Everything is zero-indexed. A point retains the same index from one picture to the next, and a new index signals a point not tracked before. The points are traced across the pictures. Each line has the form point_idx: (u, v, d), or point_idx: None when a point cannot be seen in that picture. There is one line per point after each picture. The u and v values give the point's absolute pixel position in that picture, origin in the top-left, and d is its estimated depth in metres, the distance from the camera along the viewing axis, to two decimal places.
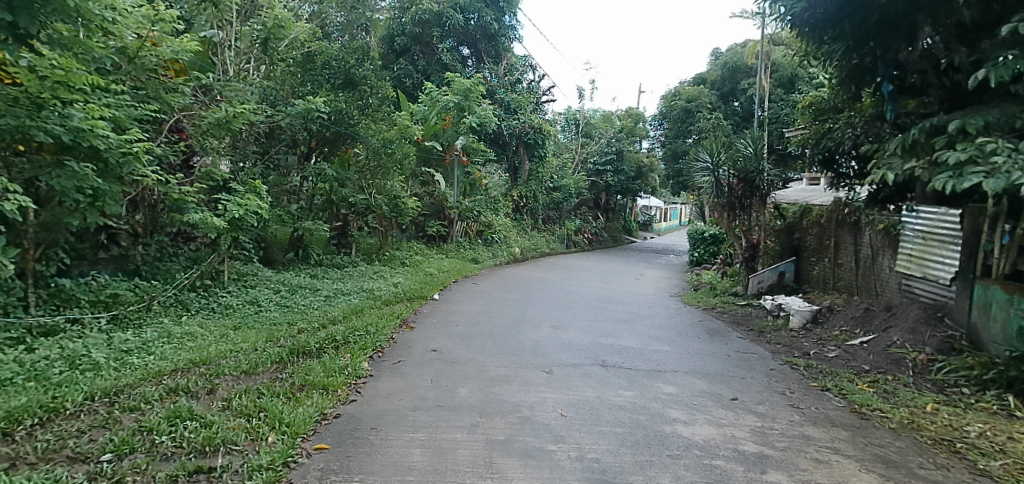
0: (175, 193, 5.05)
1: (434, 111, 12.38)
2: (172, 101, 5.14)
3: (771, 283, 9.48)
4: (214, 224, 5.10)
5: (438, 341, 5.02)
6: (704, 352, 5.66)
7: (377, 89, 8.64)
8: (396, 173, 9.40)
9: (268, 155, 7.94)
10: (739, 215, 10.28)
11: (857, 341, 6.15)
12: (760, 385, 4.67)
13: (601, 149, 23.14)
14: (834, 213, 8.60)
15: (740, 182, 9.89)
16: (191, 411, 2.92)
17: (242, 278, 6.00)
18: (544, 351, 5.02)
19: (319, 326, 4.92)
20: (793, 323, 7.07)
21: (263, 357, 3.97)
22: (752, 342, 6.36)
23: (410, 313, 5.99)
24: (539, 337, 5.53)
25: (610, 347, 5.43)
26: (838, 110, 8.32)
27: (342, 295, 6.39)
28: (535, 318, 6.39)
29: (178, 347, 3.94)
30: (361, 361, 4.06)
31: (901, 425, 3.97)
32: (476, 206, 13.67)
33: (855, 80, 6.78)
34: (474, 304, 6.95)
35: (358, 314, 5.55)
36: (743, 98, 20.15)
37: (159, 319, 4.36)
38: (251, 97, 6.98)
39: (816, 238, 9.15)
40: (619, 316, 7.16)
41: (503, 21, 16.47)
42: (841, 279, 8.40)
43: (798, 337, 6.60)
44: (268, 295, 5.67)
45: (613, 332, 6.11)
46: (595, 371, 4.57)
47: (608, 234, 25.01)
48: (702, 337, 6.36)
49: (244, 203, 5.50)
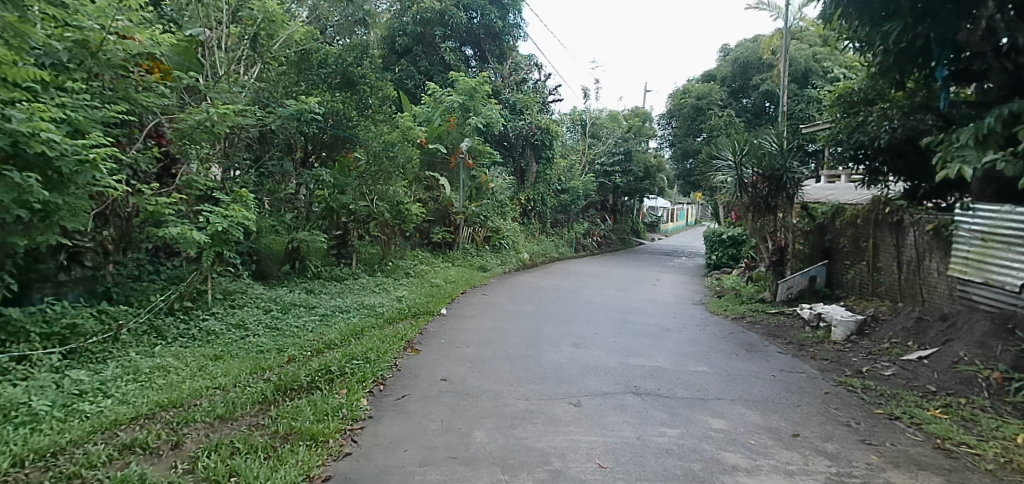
0: (148, 205, 4.46)
1: (437, 112, 11.81)
2: (148, 102, 4.60)
3: (801, 289, 8.86)
4: (193, 238, 4.51)
5: (449, 367, 4.42)
6: (746, 373, 5.04)
7: (377, 88, 8.08)
8: (398, 178, 8.86)
9: (262, 162, 7.38)
10: (764, 216, 9.54)
11: (915, 356, 5.51)
12: (820, 416, 4.04)
13: (609, 150, 22.50)
14: (872, 212, 7.96)
15: (764, 180, 9.18)
16: (144, 479, 2.32)
17: (229, 297, 5.44)
18: (568, 377, 4.41)
19: (312, 353, 4.35)
20: (836, 335, 6.43)
21: (243, 396, 3.39)
22: (795, 358, 5.74)
23: (415, 333, 5.40)
24: (559, 358, 4.93)
25: (642, 369, 4.82)
26: (871, 101, 7.57)
27: (341, 313, 5.81)
28: (552, 335, 5.78)
29: (144, 386, 3.37)
30: (358, 398, 3.47)
31: (1000, 466, 3.32)
32: (483, 211, 13.09)
33: (900, 66, 6.16)
34: (485, 320, 6.34)
35: (358, 337, 4.97)
36: (755, 94, 19.51)
37: (126, 353, 3.78)
38: (240, 98, 6.43)
39: (851, 239, 8.62)
40: (644, 329, 6.54)
41: (507, 19, 15.92)
42: (881, 285, 7.76)
43: (844, 351, 5.96)
44: (258, 317, 5.12)
45: (640, 350, 5.50)
46: (631, 402, 3.97)
47: (616, 237, 24.37)
48: (740, 354, 5.74)
49: (230, 214, 4.92)
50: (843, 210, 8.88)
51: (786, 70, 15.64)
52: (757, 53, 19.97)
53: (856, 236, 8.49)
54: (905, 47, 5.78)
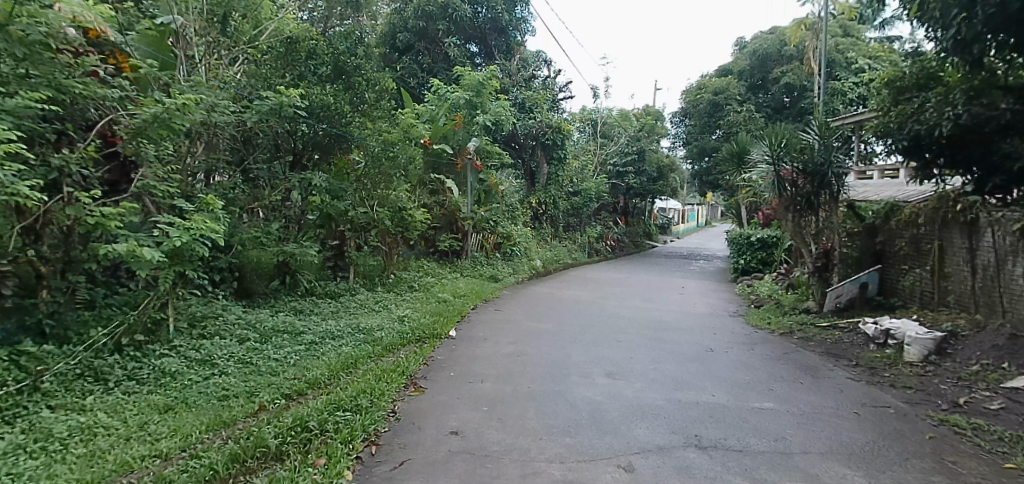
0: (89, 217, 3.60)
1: (443, 110, 10.96)
2: (85, 90, 3.77)
3: (852, 297, 7.91)
4: (144, 256, 3.64)
5: (460, 414, 3.54)
6: (824, 412, 4.11)
7: (373, 81, 7.26)
8: (399, 180, 8.06)
9: (245, 163, 6.53)
10: (806, 216, 8.52)
11: (1021, 383, 4.55)
12: (941, 476, 3.10)
13: (620, 150, 21.54)
14: (939, 210, 7.00)
15: (807, 175, 8.19)
16: None
17: (197, 326, 4.60)
18: (610, 424, 3.51)
19: (288, 401, 3.49)
20: (910, 355, 5.47)
21: (183, 471, 2.50)
22: (871, 387, 4.81)
23: (419, 364, 4.52)
24: (593, 396, 4.03)
25: (698, 410, 3.90)
26: (923, 86, 6.60)
27: (332, 339, 4.96)
28: (581, 362, 4.88)
29: (51, 462, 2.49)
30: (339, 473, 2.58)
31: None
32: (493, 216, 12.26)
33: (983, 38, 5.21)
34: (500, 344, 5.46)
35: (348, 374, 4.11)
36: (776, 87, 18.51)
37: (42, 410, 2.92)
38: (216, 92, 5.64)
39: (910, 241, 7.67)
40: (685, 352, 5.61)
41: (514, 13, 15.13)
42: (949, 294, 6.81)
43: (928, 376, 5.01)
44: (229, 348, 4.29)
45: (687, 380, 4.60)
46: (697, 462, 3.05)
47: (630, 241, 23.42)
48: (807, 384, 4.80)
49: (191, 226, 4.03)
50: (899, 209, 7.93)
51: (829, 67, 15.51)
52: (777, 44, 19.01)
53: (917, 238, 7.54)
54: (996, 13, 4.85)
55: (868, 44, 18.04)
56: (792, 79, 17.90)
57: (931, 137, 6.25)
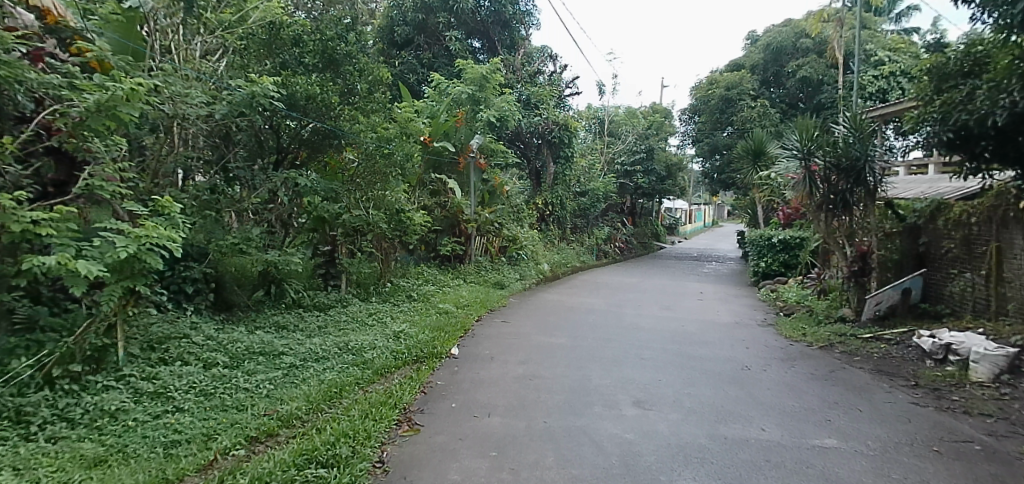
0: (12, 222, 2.93)
1: (445, 105, 10.35)
2: (4, 71, 3.15)
3: (893, 304, 7.26)
4: (80, 271, 2.99)
5: (463, 463, 2.86)
6: (901, 452, 3.40)
7: (367, 70, 6.62)
8: (396, 180, 7.40)
9: (224, 162, 5.85)
10: (838, 217, 7.75)
11: None
12: None
13: (629, 149, 20.89)
14: (998, 208, 6.25)
15: (840, 174, 7.44)
16: None
17: (155, 352, 3.95)
18: (650, 476, 2.81)
19: (249, 451, 2.80)
20: (978, 374, 4.75)
21: None
22: (944, 415, 4.09)
23: (414, 393, 3.86)
24: (624, 433, 3.35)
25: (753, 452, 3.21)
26: (968, 73, 5.87)
27: (314, 362, 4.32)
28: (604, 388, 4.21)
29: None
30: None
31: None
32: (498, 218, 11.63)
33: None
34: (508, 365, 4.80)
35: (329, 409, 3.43)
36: (792, 82, 17.81)
37: None
38: (184, 81, 5.00)
39: (962, 242, 6.95)
40: (720, 372, 4.92)
41: (517, 6, 14.50)
42: (1009, 302, 6.06)
43: (1008, 401, 4.28)
44: (191, 377, 3.64)
45: (730, 410, 3.92)
46: None
47: (639, 242, 22.69)
48: (869, 413, 4.09)
49: (142, 233, 3.38)
50: (947, 207, 7.21)
51: (855, 58, 14.70)
52: (792, 38, 18.31)
53: (969, 238, 6.82)
54: None
55: (887, 36, 17.35)
56: (809, 72, 17.17)
57: (980, 127, 5.46)
